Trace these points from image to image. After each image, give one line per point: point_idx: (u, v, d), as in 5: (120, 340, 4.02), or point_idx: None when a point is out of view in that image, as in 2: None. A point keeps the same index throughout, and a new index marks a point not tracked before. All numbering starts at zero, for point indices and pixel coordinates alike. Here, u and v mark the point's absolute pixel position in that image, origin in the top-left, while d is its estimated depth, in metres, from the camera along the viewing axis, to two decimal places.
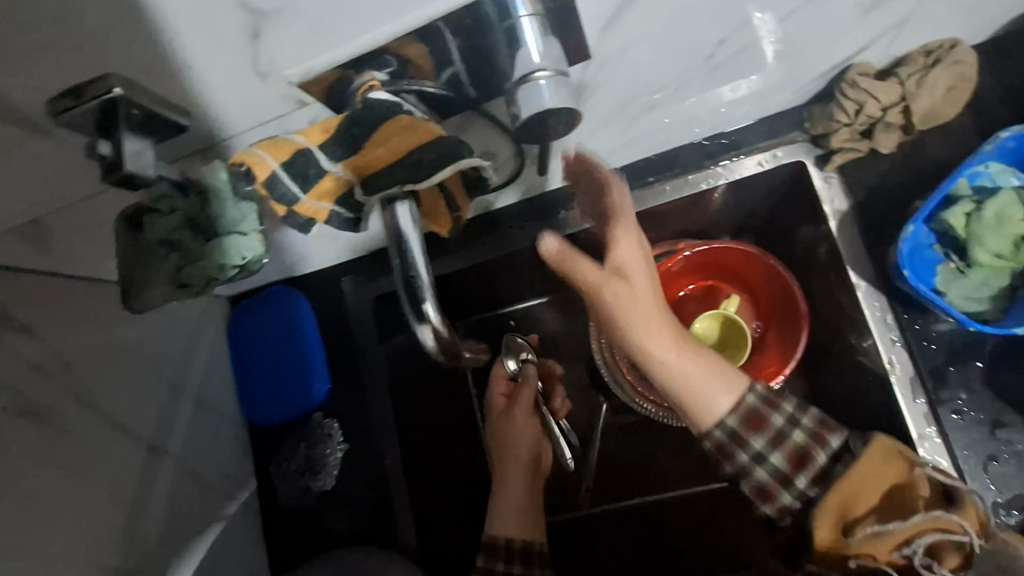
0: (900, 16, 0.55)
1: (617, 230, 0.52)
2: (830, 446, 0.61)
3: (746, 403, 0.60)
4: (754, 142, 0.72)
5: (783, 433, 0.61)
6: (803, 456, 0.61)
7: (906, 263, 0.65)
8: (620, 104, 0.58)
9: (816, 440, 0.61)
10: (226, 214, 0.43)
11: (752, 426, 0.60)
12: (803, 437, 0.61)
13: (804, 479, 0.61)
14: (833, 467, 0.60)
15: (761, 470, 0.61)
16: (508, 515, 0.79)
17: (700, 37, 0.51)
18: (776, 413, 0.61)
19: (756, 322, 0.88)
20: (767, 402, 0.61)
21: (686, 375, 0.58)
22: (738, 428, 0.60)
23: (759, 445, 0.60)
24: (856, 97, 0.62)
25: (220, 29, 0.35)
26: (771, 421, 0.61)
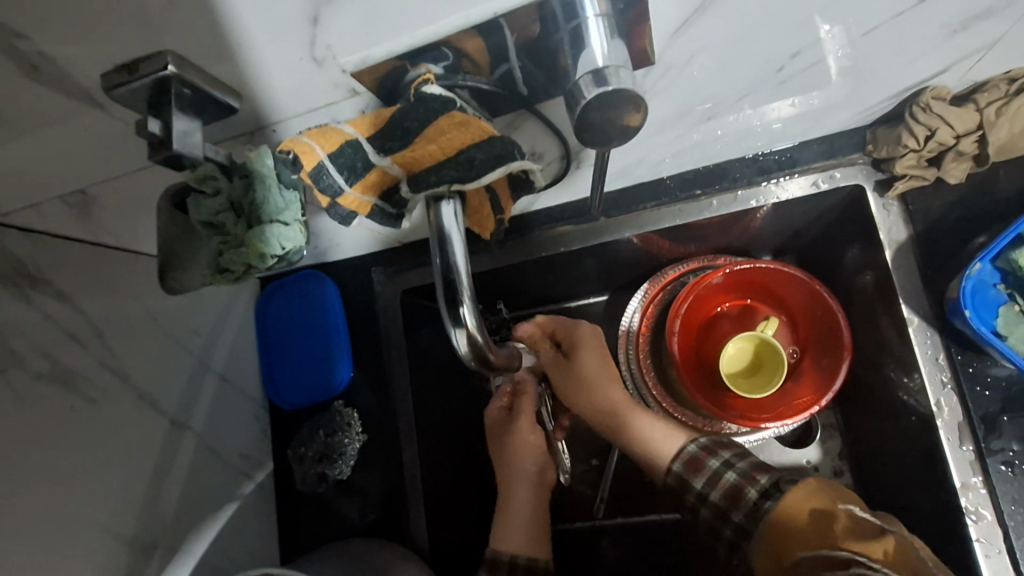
0: (989, 39, 0.52)
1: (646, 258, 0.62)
2: (758, 482, 0.66)
3: (685, 450, 0.73)
4: (810, 160, 0.69)
5: (718, 473, 0.69)
6: (732, 492, 0.67)
7: (967, 302, 0.61)
8: (677, 113, 0.56)
9: (747, 477, 0.67)
10: (270, 201, 0.42)
11: (695, 470, 0.71)
12: (734, 476, 0.68)
13: (737, 511, 0.66)
14: (762, 501, 0.65)
15: (705, 508, 0.69)
16: (513, 531, 0.79)
17: (770, 49, 0.49)
18: (710, 458, 0.71)
19: (793, 347, 0.85)
20: (705, 449, 0.72)
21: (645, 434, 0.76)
22: (682, 471, 0.72)
23: (698, 485, 0.70)
24: (929, 123, 0.59)
25: (280, 12, 0.34)
26: (709, 464, 0.71)
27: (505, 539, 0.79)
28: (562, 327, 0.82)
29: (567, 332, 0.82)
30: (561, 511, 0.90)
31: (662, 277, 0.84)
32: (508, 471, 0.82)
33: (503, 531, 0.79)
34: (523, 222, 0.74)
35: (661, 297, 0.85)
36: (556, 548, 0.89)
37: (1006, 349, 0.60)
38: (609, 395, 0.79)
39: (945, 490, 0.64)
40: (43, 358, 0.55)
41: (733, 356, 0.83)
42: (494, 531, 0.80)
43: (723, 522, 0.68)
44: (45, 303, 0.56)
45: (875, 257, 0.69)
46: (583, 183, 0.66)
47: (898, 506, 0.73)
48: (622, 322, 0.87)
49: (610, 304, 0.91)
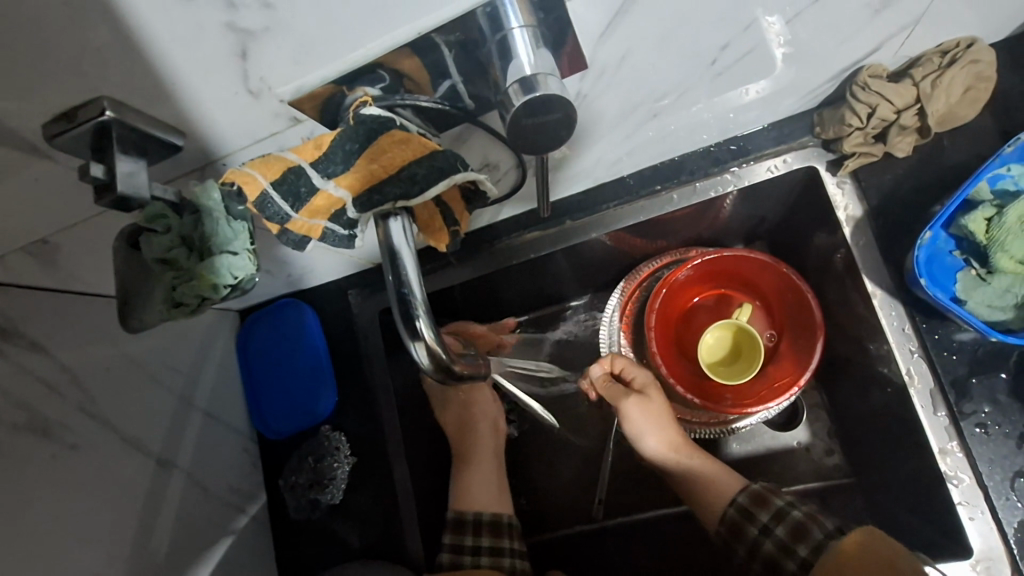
0: (914, 14, 0.54)
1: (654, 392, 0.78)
2: (823, 523, 0.66)
3: (753, 487, 0.73)
4: (763, 147, 0.70)
5: (784, 508, 0.69)
6: (799, 527, 0.67)
7: (922, 270, 0.63)
8: (624, 111, 0.57)
9: (811, 517, 0.67)
10: (219, 233, 0.43)
11: (761, 506, 0.71)
12: (799, 512, 0.68)
13: (805, 548, 0.65)
14: (827, 542, 0.64)
15: (768, 541, 0.68)
16: (475, 489, 0.80)
17: (699, 45, 0.50)
18: (777, 496, 0.71)
19: (770, 331, 0.86)
20: (769, 489, 0.72)
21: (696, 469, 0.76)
22: (749, 505, 0.71)
23: (765, 519, 0.69)
24: (868, 100, 0.61)
25: (208, 51, 0.35)
26: (773, 501, 0.70)
27: (466, 498, 0.80)
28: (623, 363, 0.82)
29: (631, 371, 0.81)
30: (558, 517, 0.90)
31: (637, 274, 0.85)
32: (472, 438, 0.83)
33: (466, 492, 0.80)
34: (490, 233, 0.75)
35: (637, 296, 0.86)
36: (554, 555, 0.89)
37: (963, 312, 0.61)
38: (668, 433, 0.77)
39: (925, 457, 0.65)
40: (20, 410, 0.54)
41: (711, 345, 0.85)
42: (454, 492, 0.81)
43: (785, 556, 0.66)
44: (18, 354, 0.54)
45: (836, 235, 0.71)
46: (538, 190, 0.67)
47: (886, 477, 0.74)
48: (603, 322, 0.88)
49: (588, 306, 0.93)
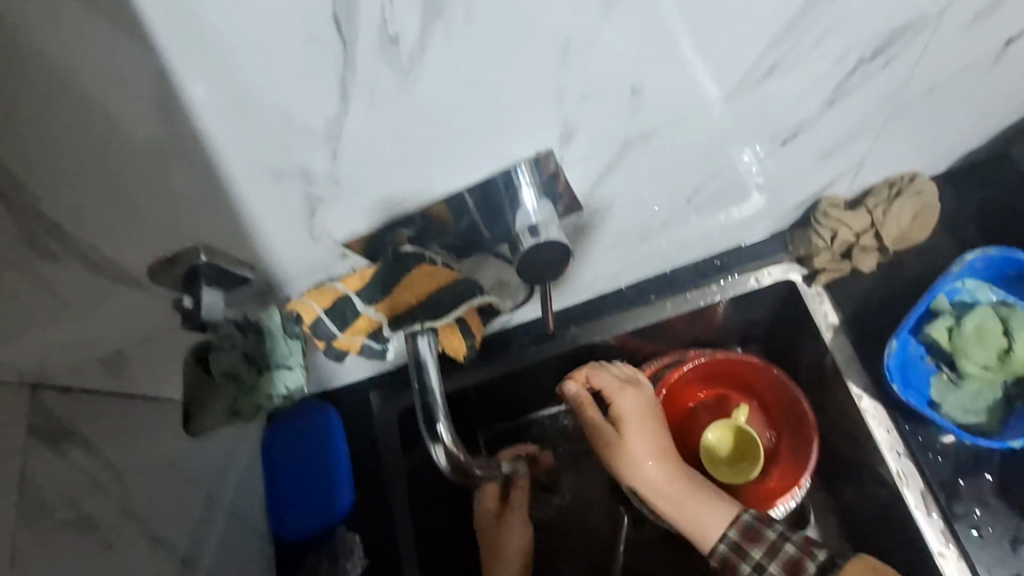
0: (859, 157, 0.64)
1: (630, 431, 0.74)
2: (817, 556, 0.66)
3: (741, 520, 0.70)
4: (743, 261, 0.79)
5: (776, 544, 0.67)
6: (794, 564, 0.66)
7: (896, 376, 0.68)
8: (619, 236, 0.66)
9: (805, 551, 0.66)
10: (277, 350, 0.53)
11: (751, 541, 0.69)
12: (793, 548, 0.67)
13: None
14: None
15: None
16: None
17: (679, 187, 0.60)
18: (766, 529, 0.69)
19: (769, 432, 0.89)
20: (760, 519, 0.70)
21: (682, 507, 0.72)
22: (738, 539, 0.69)
23: (758, 556, 0.68)
24: (830, 225, 0.71)
25: (284, 209, 0.44)
26: (766, 534, 0.69)
27: None
28: (608, 386, 0.76)
29: (615, 396, 0.76)
30: None
31: None
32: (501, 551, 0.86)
33: None
34: (501, 339, 0.83)
35: None
36: None
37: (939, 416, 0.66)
38: (649, 470, 0.74)
39: (924, 561, 0.67)
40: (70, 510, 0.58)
41: (712, 444, 0.88)
42: None
43: None
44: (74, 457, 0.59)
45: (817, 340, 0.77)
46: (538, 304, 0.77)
47: None
48: None
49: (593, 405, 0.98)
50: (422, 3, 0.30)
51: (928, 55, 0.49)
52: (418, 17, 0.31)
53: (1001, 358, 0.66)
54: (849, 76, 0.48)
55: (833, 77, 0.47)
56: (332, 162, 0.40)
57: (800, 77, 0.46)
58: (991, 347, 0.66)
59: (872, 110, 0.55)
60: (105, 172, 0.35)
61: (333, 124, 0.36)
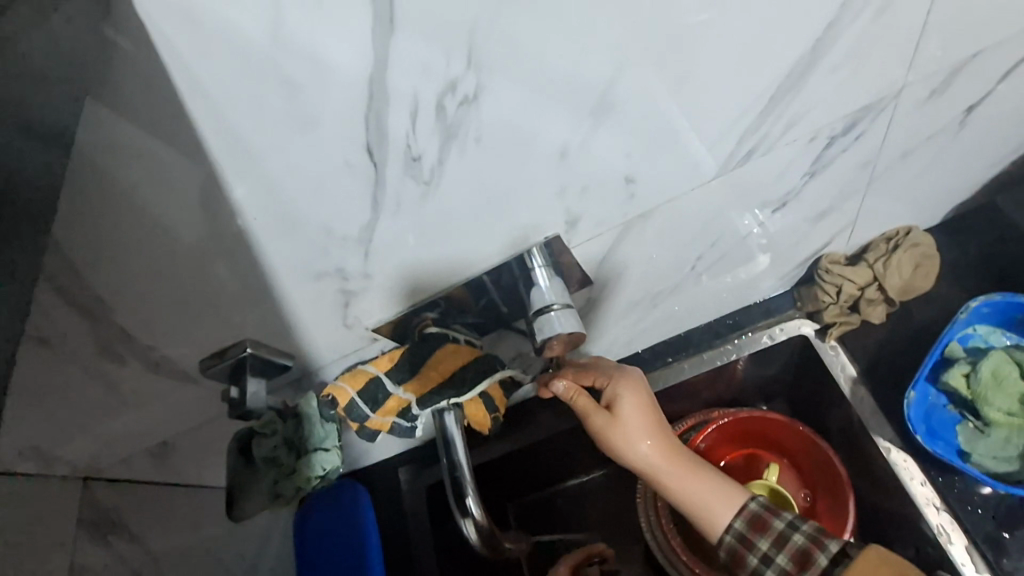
0: (851, 217, 0.68)
1: (624, 406, 0.62)
2: (828, 547, 0.59)
3: (749, 507, 0.63)
4: (755, 320, 0.81)
5: (784, 534, 0.61)
6: (803, 556, 0.60)
7: (921, 426, 0.69)
8: (631, 304, 0.69)
9: (815, 542, 0.60)
10: (315, 433, 0.56)
11: (759, 529, 0.62)
12: (802, 538, 0.61)
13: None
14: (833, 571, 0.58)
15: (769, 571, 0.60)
16: None
17: (684, 257, 0.63)
18: (776, 519, 0.62)
19: (805, 491, 0.87)
20: (768, 508, 0.63)
21: (686, 492, 0.64)
22: (745, 530, 0.62)
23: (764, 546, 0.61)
24: (834, 281, 0.74)
25: (321, 304, 0.48)
26: (772, 525, 0.62)
27: None
28: (599, 371, 0.64)
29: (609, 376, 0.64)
30: None
31: None
32: None
33: None
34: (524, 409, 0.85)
35: None
36: None
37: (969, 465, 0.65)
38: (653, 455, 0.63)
39: None
40: None
41: None
42: None
43: None
44: None
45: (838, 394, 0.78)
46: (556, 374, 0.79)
47: None
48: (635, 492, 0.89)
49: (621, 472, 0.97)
50: (439, 132, 0.36)
51: (894, 126, 0.53)
52: (437, 142, 0.36)
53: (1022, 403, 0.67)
54: (826, 151, 0.53)
55: (810, 154, 0.52)
56: (365, 260, 0.45)
57: (779, 156, 0.51)
58: (1010, 394, 0.67)
59: (852, 177, 0.59)
60: (170, 281, 0.40)
61: (364, 230, 0.41)
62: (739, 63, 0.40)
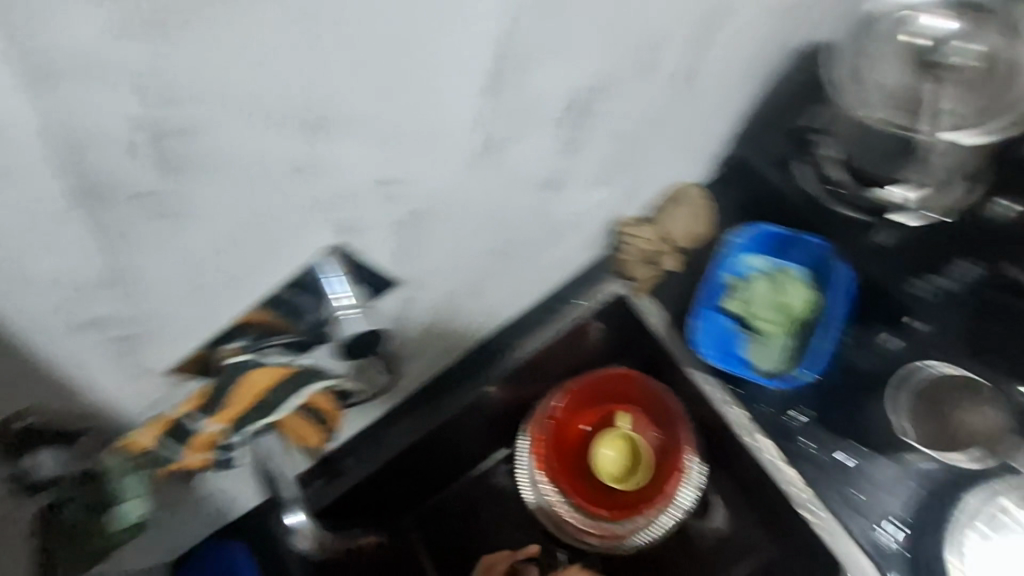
0: (622, 186, 0.76)
1: None
2: None
3: None
4: (577, 291, 0.88)
5: None
6: None
7: (710, 346, 0.79)
8: (448, 298, 0.73)
9: None
10: (119, 490, 0.53)
11: None
12: None
13: None
14: None
15: None
16: None
17: (480, 244, 0.67)
18: None
19: (657, 432, 0.95)
20: None
21: None
22: None
23: None
24: (627, 241, 0.82)
25: (95, 357, 0.47)
26: None
27: None
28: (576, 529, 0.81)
29: None
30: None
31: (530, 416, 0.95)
32: None
33: None
34: (388, 418, 0.91)
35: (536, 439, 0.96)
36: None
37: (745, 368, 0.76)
38: None
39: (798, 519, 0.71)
40: None
41: (606, 459, 0.94)
42: None
43: None
44: None
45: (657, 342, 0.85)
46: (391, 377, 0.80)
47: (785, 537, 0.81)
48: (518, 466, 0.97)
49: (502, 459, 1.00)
50: (156, 167, 0.37)
51: (620, 100, 0.60)
52: (161, 179, 0.38)
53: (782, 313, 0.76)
54: (573, 133, 0.60)
55: (554, 133, 0.58)
56: (135, 304, 0.45)
57: (526, 142, 0.58)
58: (770, 307, 0.76)
59: (607, 150, 0.67)
60: None
61: (119, 273, 0.42)
62: (443, 66, 0.45)
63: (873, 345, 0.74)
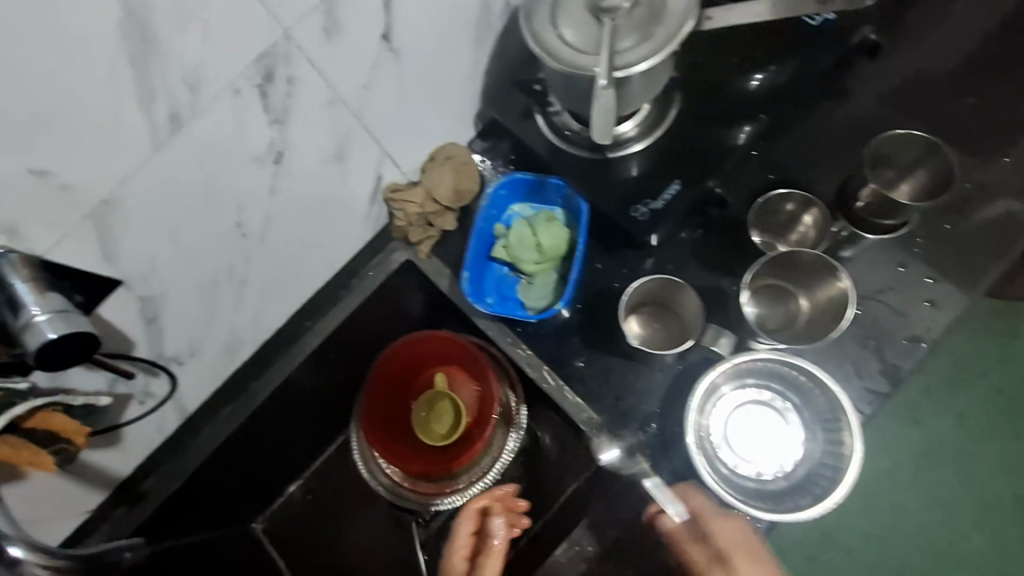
0: (375, 153, 0.77)
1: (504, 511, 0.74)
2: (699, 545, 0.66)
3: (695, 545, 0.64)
4: (365, 263, 0.89)
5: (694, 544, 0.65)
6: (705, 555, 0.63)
7: (490, 295, 0.83)
8: (203, 290, 0.71)
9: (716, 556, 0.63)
10: None
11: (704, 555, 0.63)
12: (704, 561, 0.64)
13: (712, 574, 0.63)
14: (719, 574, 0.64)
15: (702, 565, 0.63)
16: None
17: (217, 228, 0.66)
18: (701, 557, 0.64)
19: (477, 384, 0.95)
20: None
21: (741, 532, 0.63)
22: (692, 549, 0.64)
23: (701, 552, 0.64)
24: (399, 206, 0.83)
25: None
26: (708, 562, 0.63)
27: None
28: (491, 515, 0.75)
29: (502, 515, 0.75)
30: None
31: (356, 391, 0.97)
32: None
33: None
34: (192, 424, 0.88)
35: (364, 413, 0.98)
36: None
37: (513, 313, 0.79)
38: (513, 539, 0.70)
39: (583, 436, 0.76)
40: None
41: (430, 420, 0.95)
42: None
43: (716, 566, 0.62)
44: None
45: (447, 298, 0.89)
46: (165, 378, 0.77)
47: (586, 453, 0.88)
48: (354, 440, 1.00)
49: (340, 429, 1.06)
50: None
51: (319, 64, 0.60)
52: None
53: (541, 250, 0.81)
54: (272, 102, 0.60)
55: (247, 105, 0.58)
56: None
57: (215, 118, 0.56)
58: (529, 248, 0.81)
59: (331, 118, 0.67)
60: None
61: None
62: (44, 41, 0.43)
63: (628, 271, 0.82)
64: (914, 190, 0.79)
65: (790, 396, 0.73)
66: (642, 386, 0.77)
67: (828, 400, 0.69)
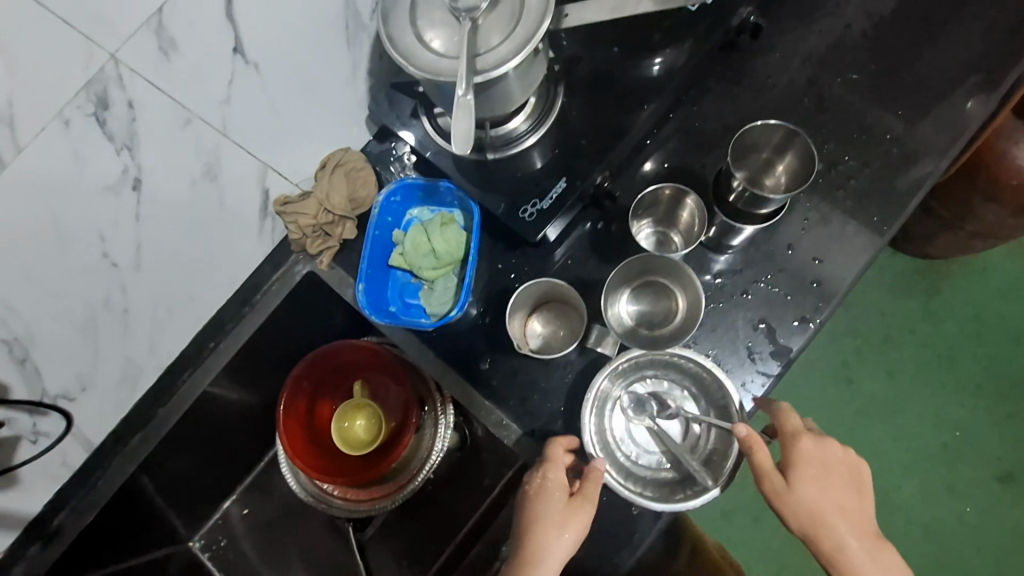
0: (253, 165, 0.73)
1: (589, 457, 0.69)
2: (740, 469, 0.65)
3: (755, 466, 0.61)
4: (268, 278, 0.86)
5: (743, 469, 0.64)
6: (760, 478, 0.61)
7: (393, 300, 0.84)
8: (78, 326, 0.68)
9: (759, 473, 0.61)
10: None
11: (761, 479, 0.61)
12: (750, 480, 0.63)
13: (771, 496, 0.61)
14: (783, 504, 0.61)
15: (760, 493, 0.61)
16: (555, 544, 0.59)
17: (78, 260, 0.64)
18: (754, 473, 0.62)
19: (398, 387, 0.94)
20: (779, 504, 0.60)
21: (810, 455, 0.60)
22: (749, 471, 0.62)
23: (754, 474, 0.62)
24: (290, 219, 0.80)
25: None
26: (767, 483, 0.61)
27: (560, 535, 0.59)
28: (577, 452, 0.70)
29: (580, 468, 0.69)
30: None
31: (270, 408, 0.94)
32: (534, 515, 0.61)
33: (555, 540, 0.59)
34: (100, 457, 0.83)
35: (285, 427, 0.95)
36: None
37: (412, 321, 0.79)
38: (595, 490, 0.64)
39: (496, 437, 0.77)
40: None
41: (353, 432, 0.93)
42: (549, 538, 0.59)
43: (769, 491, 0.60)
44: None
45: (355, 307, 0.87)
46: (58, 417, 0.73)
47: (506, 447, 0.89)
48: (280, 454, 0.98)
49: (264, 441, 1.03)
50: None
51: (154, 85, 0.59)
52: None
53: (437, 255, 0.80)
54: (106, 130, 0.58)
55: (75, 134, 0.56)
56: None
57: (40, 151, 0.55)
58: (424, 253, 0.81)
59: (188, 138, 0.64)
60: None
61: None
62: None
63: (530, 269, 0.81)
64: (789, 171, 0.79)
65: (687, 383, 0.74)
66: (549, 383, 0.78)
67: (721, 388, 0.69)
